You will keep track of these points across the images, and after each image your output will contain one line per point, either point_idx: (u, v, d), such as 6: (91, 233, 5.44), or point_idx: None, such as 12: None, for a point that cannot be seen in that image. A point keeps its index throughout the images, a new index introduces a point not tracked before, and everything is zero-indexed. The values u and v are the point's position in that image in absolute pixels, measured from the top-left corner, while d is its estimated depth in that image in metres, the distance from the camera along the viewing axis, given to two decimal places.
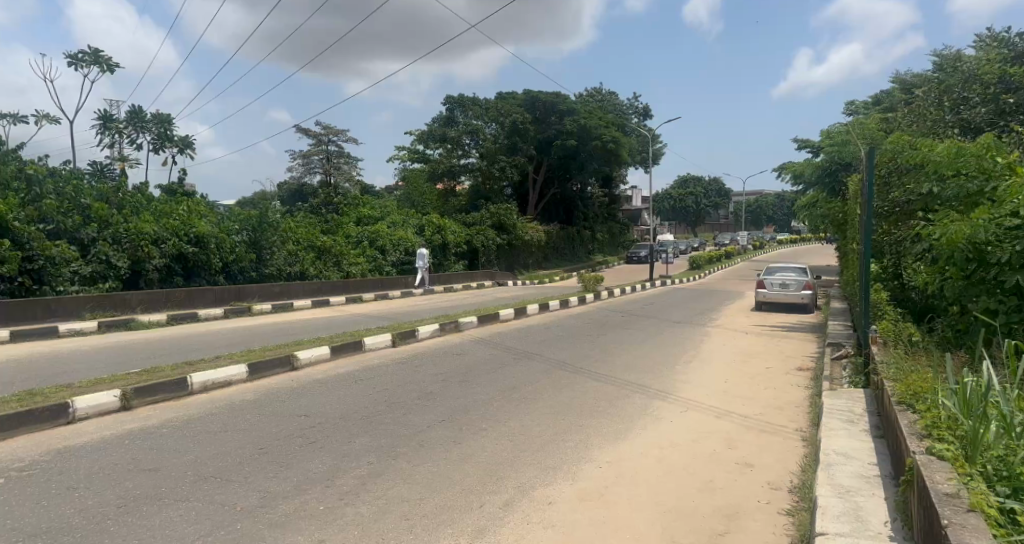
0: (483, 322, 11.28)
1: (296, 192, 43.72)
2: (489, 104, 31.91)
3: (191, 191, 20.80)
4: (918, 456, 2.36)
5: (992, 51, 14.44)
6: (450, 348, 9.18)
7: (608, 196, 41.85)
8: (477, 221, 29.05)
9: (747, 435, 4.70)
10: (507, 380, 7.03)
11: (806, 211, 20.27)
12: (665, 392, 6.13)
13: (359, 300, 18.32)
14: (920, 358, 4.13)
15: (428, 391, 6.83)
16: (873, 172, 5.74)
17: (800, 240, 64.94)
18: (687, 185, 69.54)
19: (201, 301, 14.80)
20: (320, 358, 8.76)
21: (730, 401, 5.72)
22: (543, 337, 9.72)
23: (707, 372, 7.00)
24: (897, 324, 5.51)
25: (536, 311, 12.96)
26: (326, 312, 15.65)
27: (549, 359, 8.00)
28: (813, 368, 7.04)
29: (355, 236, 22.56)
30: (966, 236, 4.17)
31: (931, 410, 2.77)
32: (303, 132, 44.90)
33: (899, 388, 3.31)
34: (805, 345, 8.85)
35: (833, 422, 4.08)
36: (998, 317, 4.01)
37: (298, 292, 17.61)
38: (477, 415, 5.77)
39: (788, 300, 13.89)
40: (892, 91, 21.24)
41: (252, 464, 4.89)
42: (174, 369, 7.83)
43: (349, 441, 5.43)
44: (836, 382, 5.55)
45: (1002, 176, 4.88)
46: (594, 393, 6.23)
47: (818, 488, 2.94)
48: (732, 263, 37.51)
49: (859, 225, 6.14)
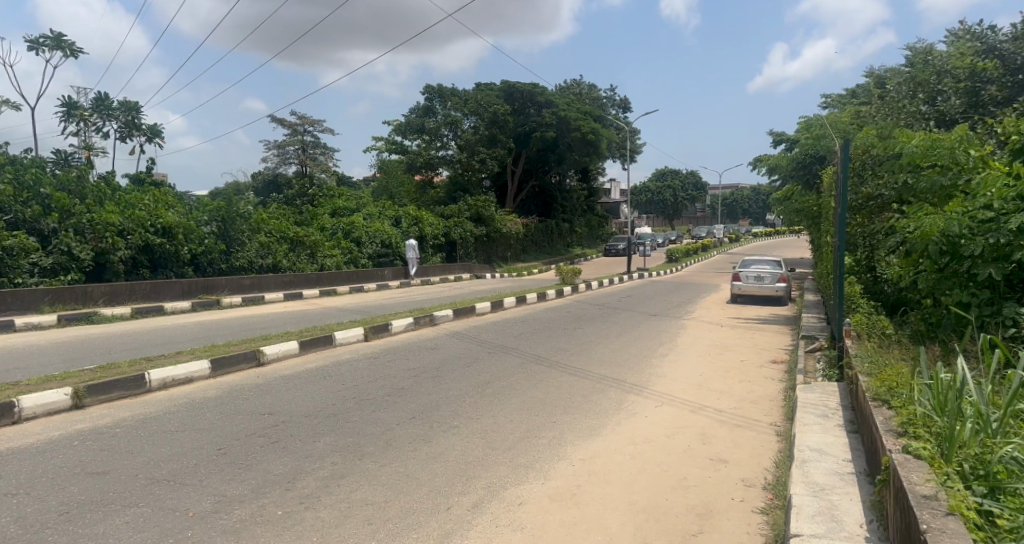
0: (459, 315, 11.08)
1: (271, 183, 42.69)
2: (467, 94, 31.41)
3: (160, 180, 20.03)
4: (894, 454, 2.26)
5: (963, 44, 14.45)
6: (424, 342, 8.97)
7: (587, 189, 41.87)
8: (454, 213, 28.72)
9: (721, 430, 4.64)
10: (480, 375, 6.86)
11: (781, 205, 20.57)
12: (640, 386, 6.05)
13: (333, 292, 17.89)
14: (895, 351, 4.11)
15: (399, 387, 6.65)
16: (848, 165, 5.70)
17: (774, 232, 66.21)
18: (665, 179, 70.27)
19: (168, 294, 14.21)
20: (287, 353, 8.45)
21: (705, 395, 5.66)
22: (519, 330, 9.57)
23: (682, 366, 6.95)
24: (870, 317, 5.53)
25: (513, 304, 12.80)
26: (299, 305, 15.23)
27: (524, 354, 7.85)
28: (786, 360, 7.05)
29: (330, 228, 22.02)
30: (940, 229, 4.14)
31: (908, 406, 2.69)
32: (278, 122, 43.75)
33: (874, 383, 3.24)
34: (779, 337, 8.91)
35: (807, 417, 4.03)
36: (971, 311, 4.01)
37: (270, 285, 17.07)
38: (450, 411, 5.59)
39: (762, 293, 14.02)
40: (865, 86, 21.61)
41: (209, 466, 4.62)
42: (132, 366, 7.43)
43: (314, 439, 5.22)
44: (810, 376, 5.53)
45: (976, 168, 4.86)
46: (569, 388, 6.11)
47: (792, 486, 2.86)
48: (709, 255, 37.97)
49: (834, 219, 6.12)
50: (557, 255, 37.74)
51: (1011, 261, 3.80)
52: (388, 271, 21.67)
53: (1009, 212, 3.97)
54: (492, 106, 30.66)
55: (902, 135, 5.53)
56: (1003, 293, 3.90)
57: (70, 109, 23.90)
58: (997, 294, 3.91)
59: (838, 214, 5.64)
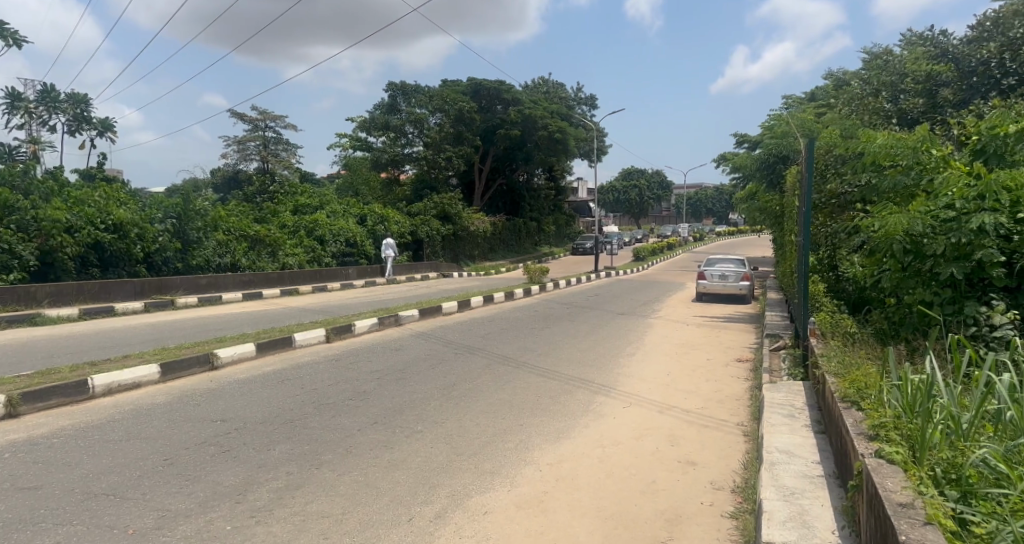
0: (425, 315, 10.79)
1: (231, 179, 41.10)
2: (433, 91, 30.93)
3: (112, 175, 18.95)
4: (867, 459, 2.21)
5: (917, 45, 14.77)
6: (390, 343, 8.68)
7: (556, 188, 41.96)
8: (421, 211, 28.29)
9: (688, 431, 4.60)
10: (446, 377, 6.64)
11: (744, 204, 21.12)
12: (608, 387, 5.97)
13: (295, 292, 17.25)
14: (861, 351, 4.15)
15: (361, 389, 6.34)
16: (813, 164, 5.77)
17: (737, 232, 67.99)
18: (631, 179, 71.43)
19: (119, 294, 13.34)
20: (244, 356, 7.99)
21: (673, 395, 5.63)
22: (486, 330, 9.38)
23: (650, 365, 6.92)
24: (834, 315, 5.62)
25: (481, 303, 12.61)
26: (259, 305, 14.62)
27: (491, 354, 7.67)
28: (751, 359, 7.13)
29: (292, 226, 21.28)
30: (903, 228, 4.20)
31: (878, 407, 2.66)
32: (238, 116, 42.12)
33: (843, 383, 3.22)
34: (743, 335, 9.04)
35: (774, 418, 4.01)
36: (934, 309, 4.08)
37: (229, 284, 16.28)
38: (414, 414, 5.35)
39: (726, 291, 14.28)
40: (824, 89, 22.30)
41: (153, 478, 4.25)
42: (73, 371, 6.86)
43: (269, 446, 4.88)
44: (775, 375, 5.57)
45: (937, 168, 4.97)
46: (537, 389, 5.97)
47: (763, 490, 2.79)
48: (674, 254, 38.66)
49: (798, 217, 6.20)
50: (525, 254, 37.70)
51: (972, 260, 3.87)
52: (352, 270, 21.07)
53: (970, 212, 4.06)
54: (457, 103, 30.17)
55: (865, 135, 5.63)
56: (964, 291, 3.99)
57: (12, 101, 22.37)
58: (958, 292, 3.99)
59: (804, 213, 5.71)
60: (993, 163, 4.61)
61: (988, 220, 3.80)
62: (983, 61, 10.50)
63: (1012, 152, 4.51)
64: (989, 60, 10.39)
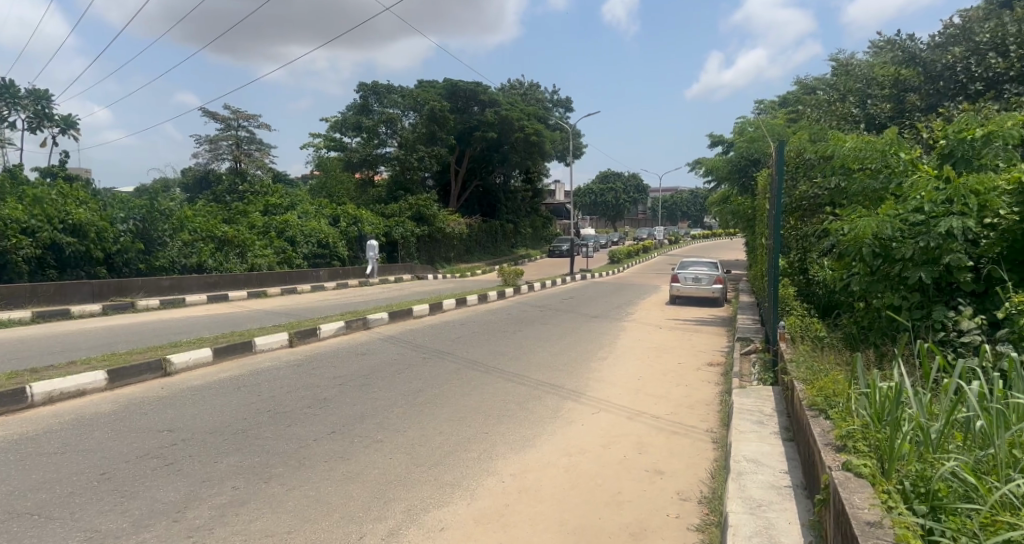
0: (395, 319, 10.49)
1: (201, 178, 39.86)
2: (407, 91, 30.58)
3: (72, 174, 18.09)
4: (834, 472, 2.10)
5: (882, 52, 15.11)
6: (357, 346, 8.37)
7: (532, 190, 41.91)
8: (395, 212, 27.85)
9: (658, 438, 4.48)
10: (413, 381, 6.38)
11: (718, 207, 21.33)
12: (578, 393, 5.82)
13: (263, 294, 16.65)
14: (831, 356, 4.09)
15: (321, 395, 5.99)
16: (783, 167, 5.73)
17: (712, 235, 69.06)
18: (608, 182, 72.05)
19: (75, 296, 12.65)
20: (200, 362, 7.56)
21: (642, 401, 5.51)
22: (457, 334, 9.15)
23: (620, 370, 6.81)
24: (804, 319, 5.60)
25: (453, 306, 12.38)
26: (225, 308, 14.08)
27: (460, 359, 7.43)
28: (722, 363, 7.07)
29: (261, 226, 20.61)
30: (873, 232, 4.18)
31: (847, 416, 2.57)
32: (209, 115, 40.98)
33: (811, 390, 3.14)
34: (715, 339, 9.02)
35: (743, 425, 3.91)
36: (902, 314, 4.04)
37: (192, 286, 15.58)
38: (375, 421, 5.08)
39: (699, 294, 14.34)
40: (794, 93, 22.71)
41: (84, 495, 3.88)
42: (12, 379, 6.37)
43: (216, 458, 4.57)
44: (745, 380, 5.51)
45: (906, 172, 4.97)
46: (505, 395, 5.78)
47: (728, 503, 2.66)
48: (650, 256, 38.97)
49: (770, 221, 6.18)
50: (502, 256, 37.49)
51: (940, 264, 3.84)
52: (323, 271, 20.48)
53: (939, 216, 4.03)
54: (429, 102, 29.69)
55: (835, 138, 5.63)
56: (932, 296, 3.95)
57: None
58: (927, 297, 3.95)
59: (774, 216, 5.68)
60: (962, 167, 4.60)
61: (957, 224, 3.77)
62: (949, 66, 10.42)
63: (978, 156, 4.51)
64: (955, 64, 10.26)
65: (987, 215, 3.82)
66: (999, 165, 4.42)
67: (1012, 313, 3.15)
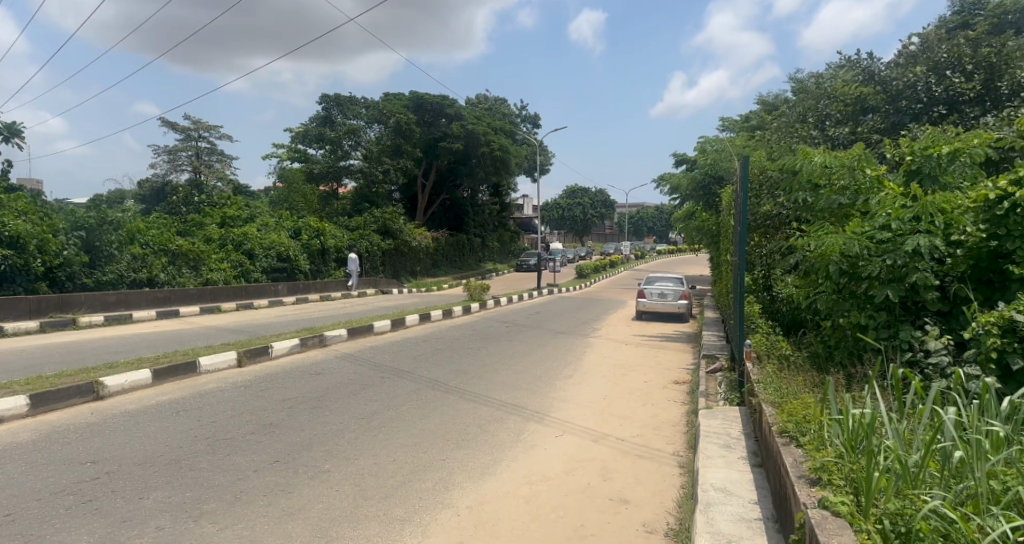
0: (355, 335, 9.92)
1: (158, 190, 37.92)
2: (373, 103, 30.22)
3: (10, 183, 16.81)
4: (811, 510, 1.93)
5: (835, 73, 15.75)
6: (312, 363, 7.84)
7: (499, 204, 41.95)
8: (360, 225, 27.27)
9: (622, 463, 4.28)
10: (369, 401, 5.95)
11: (682, 223, 21.76)
12: (542, 414, 5.57)
13: (216, 309, 15.72)
14: (798, 377, 4.02)
15: (267, 419, 5.26)
16: (747, 183, 5.71)
17: (677, 251, 70.64)
18: (576, 197, 73.06)
19: (9, 312, 11.59)
20: (141, 384, 6.15)
21: (607, 422, 5.32)
22: (418, 352, 8.75)
23: (585, 389, 6.61)
24: (770, 338, 5.59)
25: (416, 322, 11.97)
26: (177, 324, 13.20)
27: (420, 379, 7.06)
28: (688, 381, 6.97)
29: (217, 239, 19.56)
30: (839, 249, 4.16)
31: (820, 447, 2.48)
32: (167, 125, 39.45)
33: (781, 415, 3.04)
34: (680, 355, 8.98)
35: (710, 449, 3.77)
36: (868, 333, 4.04)
37: (139, 302, 14.59)
38: (325, 448, 4.52)
39: (665, 309, 14.40)
40: (755, 113, 23.50)
41: None
42: None
43: (142, 493, 3.59)
44: (712, 400, 5.42)
45: (872, 189, 5.02)
46: (466, 417, 5.46)
47: (697, 540, 2.44)
48: (616, 271, 39.43)
49: (734, 238, 6.14)
50: (468, 270, 37.11)
51: (906, 282, 3.84)
52: (282, 286, 19.60)
53: (905, 234, 4.06)
54: (395, 115, 29.37)
55: (802, 152, 5.66)
56: (898, 315, 3.97)
57: None
58: (894, 316, 3.96)
59: (739, 233, 5.65)
60: (928, 184, 4.63)
61: (923, 242, 3.79)
62: (910, 83, 9.59)
63: (943, 174, 4.57)
64: (916, 81, 9.46)
65: (953, 232, 3.86)
66: (962, 183, 4.49)
67: (978, 333, 3.28)
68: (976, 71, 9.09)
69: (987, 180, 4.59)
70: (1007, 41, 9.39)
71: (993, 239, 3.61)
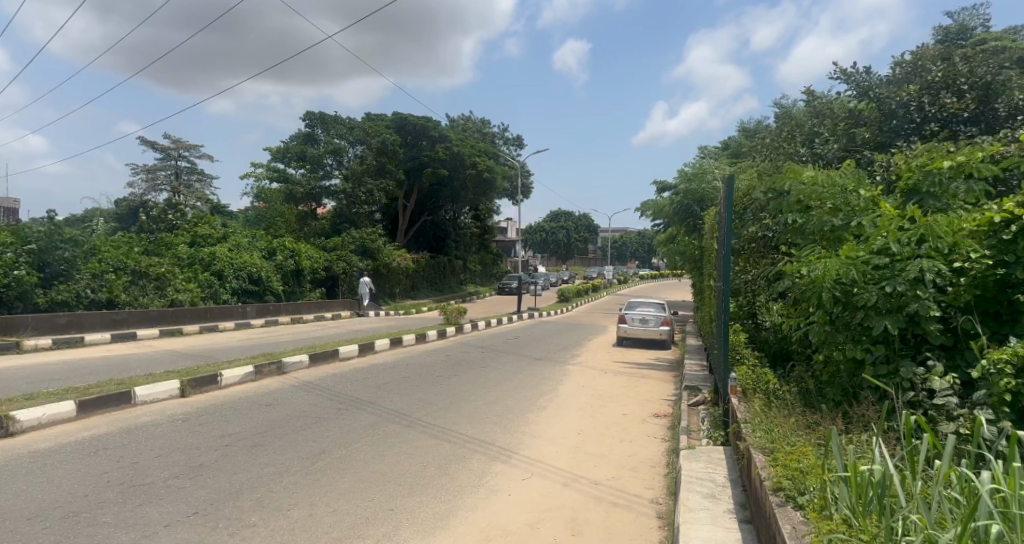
0: (317, 361, 9.27)
1: (133, 209, 36.76)
2: (356, 123, 29.92)
3: None
4: None
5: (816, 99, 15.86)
6: (266, 392, 7.20)
7: (482, 227, 41.73)
8: (337, 245, 26.71)
9: (595, 512, 3.79)
10: (320, 437, 5.37)
11: (664, 247, 21.67)
12: (509, 452, 5.06)
13: (178, 332, 14.88)
14: (789, 417, 3.66)
15: (198, 460, 4.64)
16: (732, 205, 5.41)
17: (660, 276, 70.67)
18: (559, 220, 73.29)
19: None
20: (58, 418, 5.44)
21: (579, 462, 4.83)
22: (384, 380, 8.17)
23: (559, 423, 6.11)
24: (755, 369, 5.26)
25: (386, 347, 11.38)
26: (131, 347, 12.39)
27: (381, 410, 6.49)
28: (669, 415, 6.53)
29: (186, 259, 18.89)
30: (833, 274, 3.87)
31: (825, 514, 2.08)
32: (147, 142, 38.74)
33: (775, 467, 2.64)
34: (661, 385, 8.57)
35: (692, 500, 3.31)
36: (866, 369, 3.71)
37: (93, 325, 13.70)
38: (255, 497, 3.90)
39: (647, 335, 14.00)
40: (737, 138, 23.65)
41: None
42: None
43: None
44: (695, 438, 5.00)
45: (867, 210, 4.77)
46: (424, 456, 4.92)
47: None
48: (599, 295, 39.24)
49: (719, 262, 5.80)
50: (449, 293, 36.51)
51: (906, 312, 3.53)
52: (250, 307, 18.64)
53: (905, 258, 3.77)
54: (381, 135, 28.92)
55: (790, 172, 5.45)
56: (898, 349, 3.66)
57: None
58: (893, 350, 3.65)
59: (724, 256, 5.31)
60: (929, 204, 4.36)
61: (926, 268, 3.48)
62: None
63: (943, 193, 4.30)
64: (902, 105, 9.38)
65: (957, 258, 3.59)
66: (966, 202, 4.22)
67: (988, 371, 2.99)
68: (971, 90, 8.44)
69: (988, 201, 4.35)
70: (1003, 60, 9.16)
71: (1000, 266, 3.33)
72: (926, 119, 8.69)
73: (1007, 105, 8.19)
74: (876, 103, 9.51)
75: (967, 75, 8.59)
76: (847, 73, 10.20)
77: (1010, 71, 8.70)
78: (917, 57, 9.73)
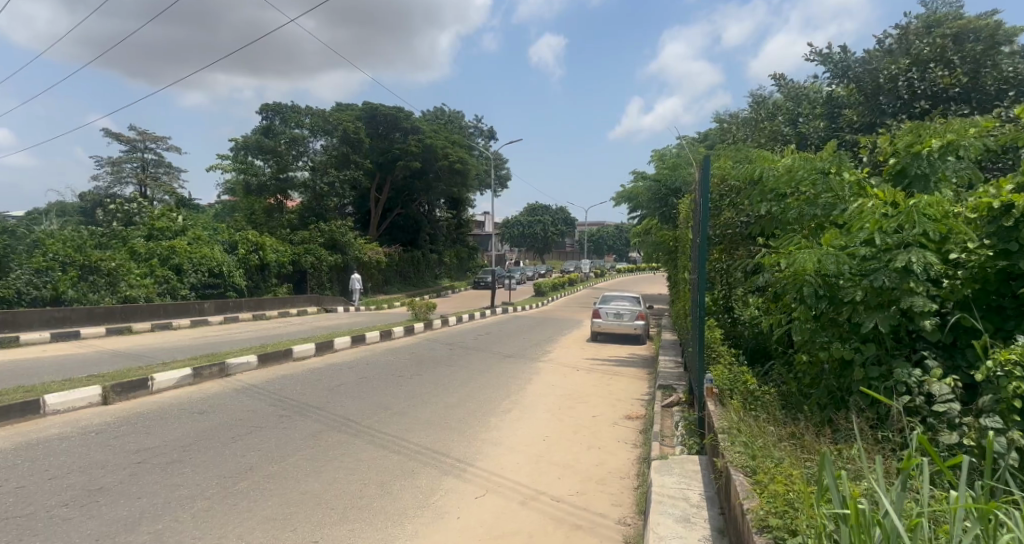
0: (267, 362, 8.59)
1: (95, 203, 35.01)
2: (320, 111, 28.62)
3: None
4: None
5: None
6: (202, 397, 6.52)
7: (457, 220, 41.06)
8: (304, 238, 25.85)
9: (555, 536, 3.31)
10: (252, 451, 4.76)
11: (636, 239, 21.45)
12: (464, 464, 4.55)
13: (127, 329, 13.88)
14: (769, 427, 3.22)
15: (98, 482, 3.99)
16: (708, 190, 4.93)
17: (637, 268, 70.64)
18: (537, 214, 72.98)
19: None
20: None
21: (541, 475, 4.34)
22: (338, 382, 7.56)
23: (523, 428, 5.63)
24: (731, 369, 4.85)
25: (347, 344, 10.73)
26: (69, 347, 11.43)
27: (327, 417, 5.89)
28: (641, 416, 6.12)
29: (142, 253, 17.83)
30: (815, 266, 3.44)
31: None
32: (110, 134, 37.04)
33: (760, 499, 2.14)
34: (634, 383, 8.19)
35: (663, 526, 2.83)
36: (854, 371, 3.28)
37: (30, 323, 12.65)
38: (154, 529, 3.28)
39: (621, 330, 13.64)
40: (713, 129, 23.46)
41: None
42: None
43: None
44: (668, 446, 4.57)
45: (851, 196, 4.38)
46: (367, 471, 4.36)
47: None
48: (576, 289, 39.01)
49: (692, 255, 5.34)
50: (423, 287, 35.85)
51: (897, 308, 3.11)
52: (208, 304, 17.66)
53: (894, 248, 3.35)
54: (343, 124, 28.27)
55: (766, 157, 5.05)
56: (889, 348, 3.24)
57: None
58: (883, 349, 3.23)
59: (699, 245, 4.85)
60: (917, 189, 4.00)
61: (917, 258, 3.07)
62: None
63: (936, 175, 3.93)
64: None
65: (952, 249, 3.19)
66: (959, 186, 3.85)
67: (993, 373, 2.57)
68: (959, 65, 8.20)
69: (980, 185, 3.97)
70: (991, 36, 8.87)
71: (1002, 257, 2.92)
72: (916, 96, 8.42)
73: (998, 80, 8.05)
74: (859, 81, 9.15)
75: (955, 51, 8.32)
76: (831, 50, 9.84)
77: (1002, 45, 8.44)
78: (902, 34, 9.46)
